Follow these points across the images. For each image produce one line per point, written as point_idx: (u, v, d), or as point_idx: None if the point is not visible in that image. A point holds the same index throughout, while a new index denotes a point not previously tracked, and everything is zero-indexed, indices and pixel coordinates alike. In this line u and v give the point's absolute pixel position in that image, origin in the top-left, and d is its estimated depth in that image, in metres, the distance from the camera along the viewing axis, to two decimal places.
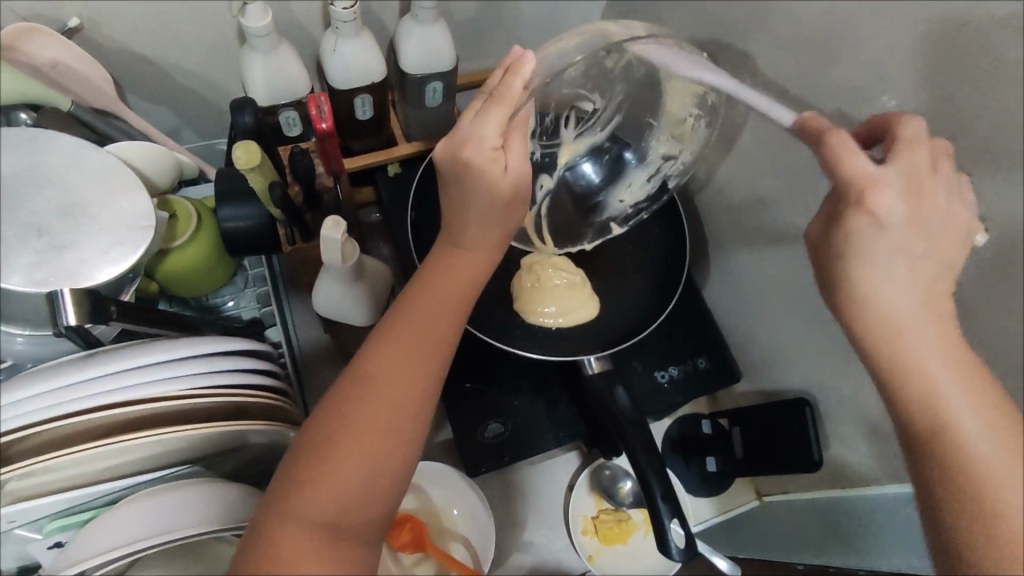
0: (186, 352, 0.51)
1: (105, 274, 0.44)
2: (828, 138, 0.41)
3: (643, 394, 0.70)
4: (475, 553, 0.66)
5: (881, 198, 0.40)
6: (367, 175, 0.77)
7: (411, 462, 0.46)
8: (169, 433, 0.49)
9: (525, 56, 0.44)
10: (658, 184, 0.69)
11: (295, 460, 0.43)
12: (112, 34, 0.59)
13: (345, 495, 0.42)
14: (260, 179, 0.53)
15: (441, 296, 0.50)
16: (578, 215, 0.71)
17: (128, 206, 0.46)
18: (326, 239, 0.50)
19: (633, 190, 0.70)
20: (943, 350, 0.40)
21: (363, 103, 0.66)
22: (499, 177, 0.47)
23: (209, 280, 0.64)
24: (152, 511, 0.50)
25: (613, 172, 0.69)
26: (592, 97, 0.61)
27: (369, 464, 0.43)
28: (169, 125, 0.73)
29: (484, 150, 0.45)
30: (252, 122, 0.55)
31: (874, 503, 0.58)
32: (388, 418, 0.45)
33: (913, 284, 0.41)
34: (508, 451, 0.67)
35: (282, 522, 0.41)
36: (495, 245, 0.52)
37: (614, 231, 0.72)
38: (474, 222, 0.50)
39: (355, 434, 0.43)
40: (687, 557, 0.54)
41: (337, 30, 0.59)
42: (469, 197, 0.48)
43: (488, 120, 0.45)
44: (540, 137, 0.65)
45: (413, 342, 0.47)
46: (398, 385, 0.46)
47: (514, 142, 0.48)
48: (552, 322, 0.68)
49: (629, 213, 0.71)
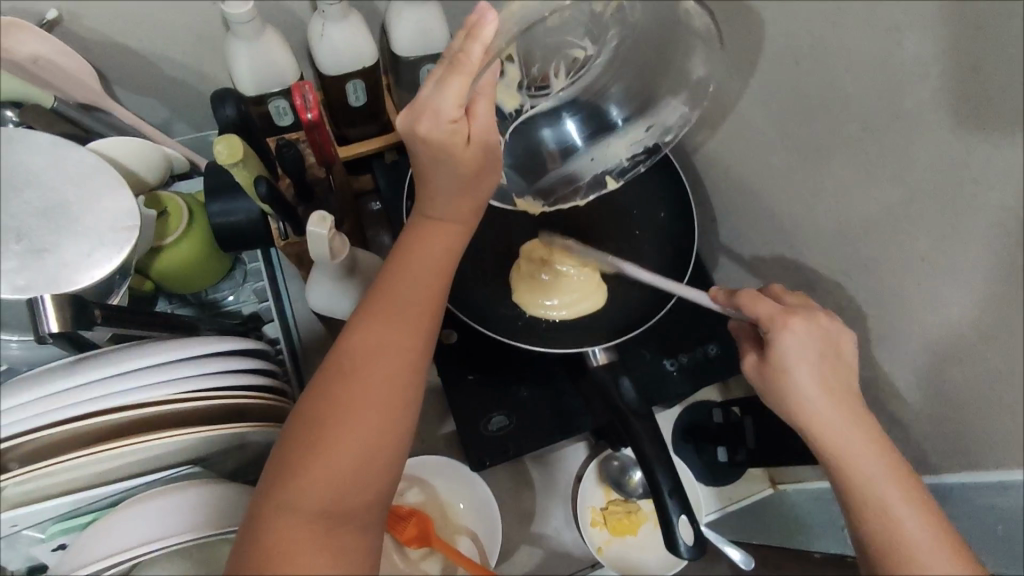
0: (168, 357, 0.50)
1: (90, 278, 0.43)
2: (744, 292, 0.50)
3: (651, 382, 0.68)
4: (483, 547, 0.65)
5: (786, 345, 0.47)
6: (364, 163, 0.75)
7: (407, 440, 0.45)
8: (160, 438, 0.48)
9: (484, 16, 0.38)
10: (656, 135, 0.62)
11: (280, 453, 0.42)
12: (93, 26, 0.57)
13: (341, 479, 0.41)
14: (246, 174, 0.50)
15: (422, 266, 0.48)
16: (561, 173, 0.66)
17: (110, 206, 0.45)
18: (311, 235, 0.48)
19: (625, 145, 0.63)
20: (870, 443, 0.45)
21: (356, 89, 0.64)
22: (460, 148, 0.44)
23: (204, 275, 0.62)
24: (150, 515, 0.50)
25: (603, 128, 0.62)
26: (583, 42, 0.55)
27: (364, 445, 0.42)
28: (160, 118, 0.71)
29: (442, 122, 0.42)
30: (235, 115, 0.52)
31: None
32: (379, 396, 0.43)
33: (841, 402, 0.47)
34: (512, 444, 0.65)
35: (279, 514, 0.40)
36: (468, 216, 0.51)
37: (610, 185, 0.66)
38: (448, 189, 0.48)
39: (342, 420, 0.42)
40: (697, 555, 0.52)
41: (322, 12, 0.57)
42: (436, 163, 0.46)
43: (446, 90, 0.41)
44: (527, 87, 0.61)
45: (397, 318, 0.46)
46: (384, 364, 0.44)
47: (479, 107, 0.44)
48: (555, 315, 0.67)
49: (626, 166, 0.65)
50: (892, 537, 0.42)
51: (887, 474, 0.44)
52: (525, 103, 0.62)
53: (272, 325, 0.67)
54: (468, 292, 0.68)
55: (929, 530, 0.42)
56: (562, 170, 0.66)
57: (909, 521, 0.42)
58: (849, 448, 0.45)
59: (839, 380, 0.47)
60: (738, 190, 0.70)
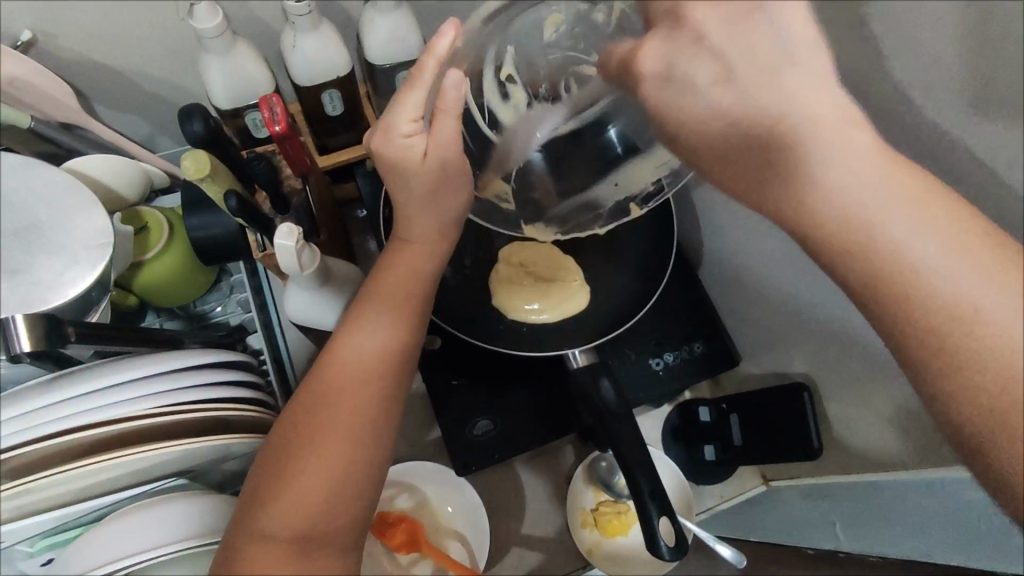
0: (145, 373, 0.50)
1: (64, 297, 0.44)
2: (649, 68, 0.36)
3: (637, 381, 0.69)
4: (472, 552, 0.66)
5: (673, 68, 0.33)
6: (346, 171, 0.76)
7: (380, 467, 0.47)
8: (139, 452, 0.48)
9: (443, 32, 0.41)
10: (675, 156, 0.53)
11: (257, 479, 0.44)
12: (69, 46, 0.58)
13: (310, 507, 0.43)
14: (216, 188, 0.51)
15: (392, 296, 0.51)
16: (573, 205, 0.57)
17: (83, 223, 0.45)
18: (279, 248, 0.48)
19: (648, 166, 0.54)
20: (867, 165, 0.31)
21: (332, 98, 0.64)
22: (418, 165, 0.45)
23: (187, 289, 0.63)
24: (129, 528, 0.49)
25: (620, 149, 0.53)
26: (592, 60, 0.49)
27: (333, 473, 0.44)
28: (143, 133, 0.72)
29: (397, 138, 0.45)
30: (204, 131, 0.51)
31: (898, 488, 0.54)
32: (346, 426, 0.46)
33: (826, 107, 0.32)
34: (497, 449, 0.66)
35: (249, 542, 0.42)
36: (443, 237, 0.52)
37: (634, 213, 0.59)
38: (418, 218, 0.50)
39: (315, 446, 0.44)
40: (677, 556, 0.54)
41: (293, 24, 0.56)
42: (402, 184, 0.47)
43: (404, 106, 0.44)
44: (537, 112, 0.54)
45: (371, 346, 0.49)
46: (357, 391, 0.47)
47: (443, 123, 0.44)
48: (537, 318, 0.67)
49: (652, 190, 0.57)
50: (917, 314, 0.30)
51: (912, 220, 0.31)
52: (535, 129, 0.54)
53: (257, 335, 0.67)
54: (451, 297, 0.69)
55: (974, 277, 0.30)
56: (577, 201, 0.57)
57: (965, 285, 0.30)
58: (843, 207, 0.31)
59: (804, 99, 0.31)
60: (714, 186, 0.69)
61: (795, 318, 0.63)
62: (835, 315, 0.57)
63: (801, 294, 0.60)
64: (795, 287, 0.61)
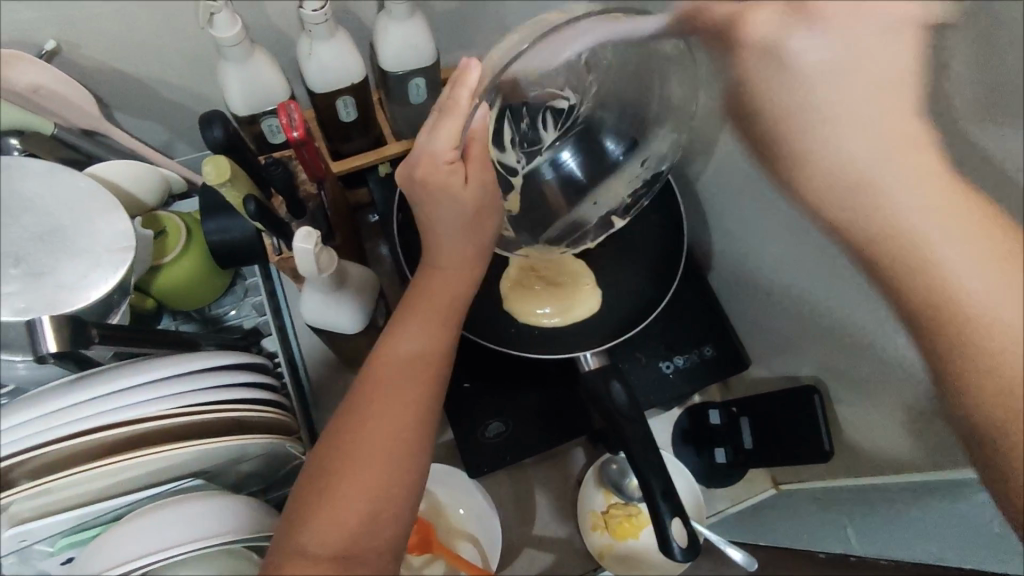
0: (161, 375, 0.51)
1: (87, 299, 0.45)
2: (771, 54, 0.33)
3: (647, 385, 0.70)
4: (484, 553, 0.67)
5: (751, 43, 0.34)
6: (359, 177, 0.77)
7: (415, 482, 0.48)
8: (159, 452, 0.49)
9: (468, 65, 0.43)
10: (654, 166, 0.60)
11: (298, 496, 0.45)
12: (91, 55, 0.59)
13: (349, 523, 0.44)
14: (236, 193, 0.52)
15: (427, 319, 0.53)
16: (566, 218, 0.64)
17: (104, 227, 0.46)
18: (298, 251, 0.49)
19: (628, 181, 0.61)
20: (926, 194, 0.31)
21: (346, 104, 0.65)
22: (460, 189, 0.48)
23: (204, 292, 0.64)
24: (150, 528, 0.50)
25: (607, 169, 0.60)
26: (565, 94, 0.56)
27: (370, 487, 0.45)
28: (161, 139, 0.74)
29: (440, 164, 0.47)
30: (224, 137, 0.51)
31: (909, 493, 0.54)
32: (384, 443, 0.47)
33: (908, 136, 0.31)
34: (509, 451, 0.67)
35: (291, 558, 0.42)
36: (472, 261, 0.55)
37: (617, 224, 0.66)
38: (448, 245, 0.54)
39: (354, 462, 0.45)
40: (691, 557, 0.54)
41: (309, 33, 0.57)
42: (440, 210, 0.50)
43: (441, 134, 0.46)
44: (520, 146, 0.60)
45: (406, 365, 0.50)
46: (394, 408, 0.48)
47: (474, 150, 0.48)
48: (549, 321, 0.68)
49: (630, 203, 0.64)
50: (983, 358, 0.30)
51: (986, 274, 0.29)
52: (522, 159, 0.61)
53: (272, 338, 0.68)
54: None
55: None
56: (570, 217, 0.64)
57: None
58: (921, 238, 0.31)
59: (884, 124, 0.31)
60: (724, 191, 0.69)
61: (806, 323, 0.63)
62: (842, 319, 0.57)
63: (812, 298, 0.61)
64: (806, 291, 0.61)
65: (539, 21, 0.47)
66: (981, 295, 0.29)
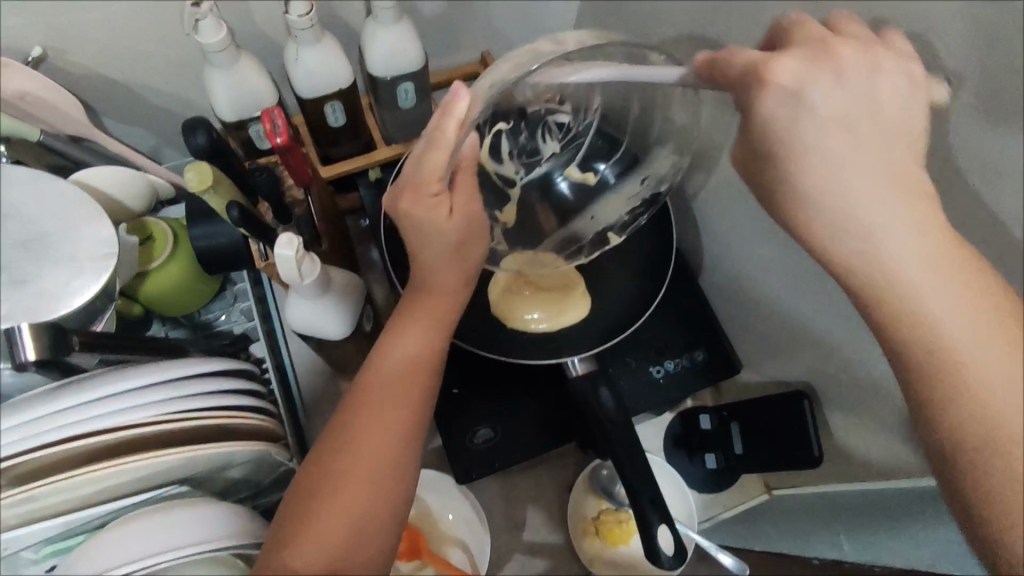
0: (147, 381, 0.50)
1: (69, 306, 0.45)
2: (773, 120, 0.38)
3: (638, 390, 0.69)
4: (474, 558, 0.67)
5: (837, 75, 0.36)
6: (349, 181, 0.77)
7: (401, 501, 0.48)
8: (142, 461, 0.49)
9: (457, 93, 0.40)
10: (653, 186, 0.60)
11: (282, 520, 0.45)
12: (75, 60, 0.59)
13: (337, 540, 0.44)
14: (219, 199, 0.51)
15: (412, 340, 0.52)
16: (558, 234, 0.64)
17: (87, 234, 0.46)
18: (280, 258, 0.49)
19: (625, 200, 0.62)
20: (914, 238, 0.34)
21: (335, 109, 0.65)
22: (444, 221, 0.47)
23: (192, 298, 0.64)
24: (131, 536, 0.49)
25: (599, 186, 0.61)
26: (565, 109, 0.55)
27: (357, 509, 0.45)
28: (149, 144, 0.73)
29: (424, 196, 0.45)
30: (207, 143, 0.51)
31: (898, 500, 0.53)
32: (369, 465, 0.46)
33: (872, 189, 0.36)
34: (497, 457, 0.67)
35: None
36: (461, 285, 0.55)
37: (614, 241, 0.65)
38: (435, 269, 0.52)
39: (339, 483, 0.45)
40: (678, 564, 0.54)
41: (295, 38, 0.57)
42: (428, 240, 0.49)
43: (427, 164, 0.43)
44: (518, 157, 0.60)
45: (392, 387, 0.50)
46: (380, 431, 0.48)
47: (460, 179, 0.47)
48: (538, 327, 0.68)
49: (628, 221, 0.64)
50: (968, 398, 0.32)
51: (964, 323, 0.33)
52: (518, 171, 0.61)
53: (260, 344, 0.68)
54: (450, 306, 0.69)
55: (1001, 348, 0.32)
56: (562, 232, 0.64)
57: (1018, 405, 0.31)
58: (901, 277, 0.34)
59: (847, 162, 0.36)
60: (714, 193, 0.69)
61: (795, 327, 0.63)
62: (832, 323, 0.57)
63: (801, 302, 0.60)
64: (795, 294, 0.61)
65: (527, 50, 0.43)
66: (962, 333, 0.33)
